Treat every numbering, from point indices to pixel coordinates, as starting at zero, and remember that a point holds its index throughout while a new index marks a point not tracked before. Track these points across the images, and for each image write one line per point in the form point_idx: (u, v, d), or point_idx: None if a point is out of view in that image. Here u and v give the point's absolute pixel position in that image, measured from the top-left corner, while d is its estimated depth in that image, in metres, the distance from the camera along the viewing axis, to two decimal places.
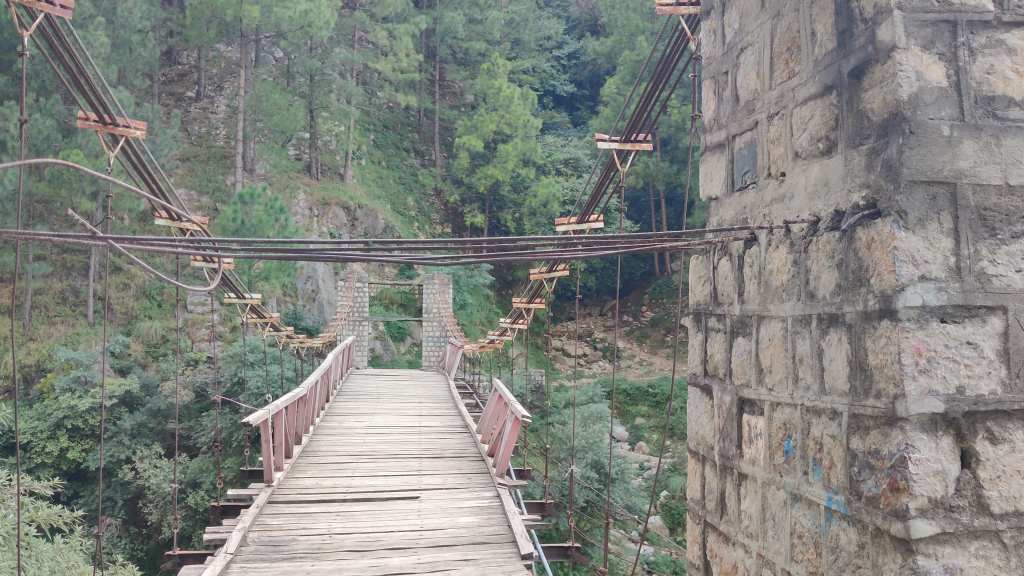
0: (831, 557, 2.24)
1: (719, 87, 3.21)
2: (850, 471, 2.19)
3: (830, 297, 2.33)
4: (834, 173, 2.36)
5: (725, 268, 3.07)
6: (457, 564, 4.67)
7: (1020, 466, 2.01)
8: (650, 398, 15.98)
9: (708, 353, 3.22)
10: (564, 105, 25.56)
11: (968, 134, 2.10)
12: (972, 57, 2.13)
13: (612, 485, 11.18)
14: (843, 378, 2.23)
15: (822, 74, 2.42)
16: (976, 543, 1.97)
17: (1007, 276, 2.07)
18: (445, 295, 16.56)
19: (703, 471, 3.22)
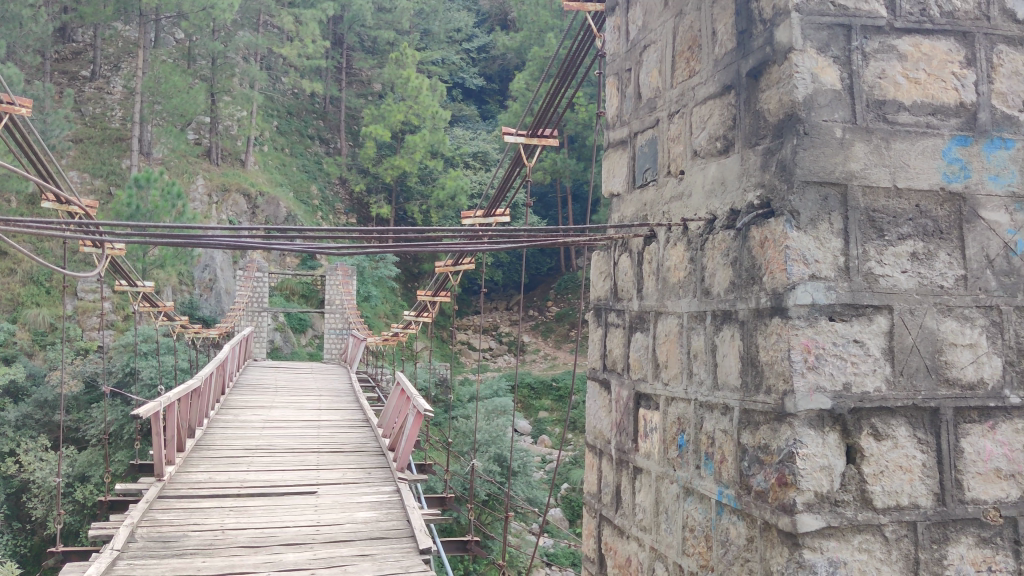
0: (721, 550, 2.27)
1: (621, 84, 3.22)
2: (740, 466, 2.21)
3: (724, 295, 2.36)
4: (730, 172, 2.39)
5: (625, 264, 3.08)
6: (353, 559, 4.59)
7: (903, 462, 2.06)
8: (554, 392, 16.11)
9: (608, 348, 3.22)
10: (473, 98, 25.44)
11: (860, 136, 2.14)
12: (865, 62, 2.17)
13: (514, 478, 11.21)
14: (735, 373, 2.26)
15: (721, 74, 2.45)
16: (859, 536, 2.01)
17: (893, 276, 2.12)
18: (348, 286, 16.30)
19: (600, 465, 3.22)
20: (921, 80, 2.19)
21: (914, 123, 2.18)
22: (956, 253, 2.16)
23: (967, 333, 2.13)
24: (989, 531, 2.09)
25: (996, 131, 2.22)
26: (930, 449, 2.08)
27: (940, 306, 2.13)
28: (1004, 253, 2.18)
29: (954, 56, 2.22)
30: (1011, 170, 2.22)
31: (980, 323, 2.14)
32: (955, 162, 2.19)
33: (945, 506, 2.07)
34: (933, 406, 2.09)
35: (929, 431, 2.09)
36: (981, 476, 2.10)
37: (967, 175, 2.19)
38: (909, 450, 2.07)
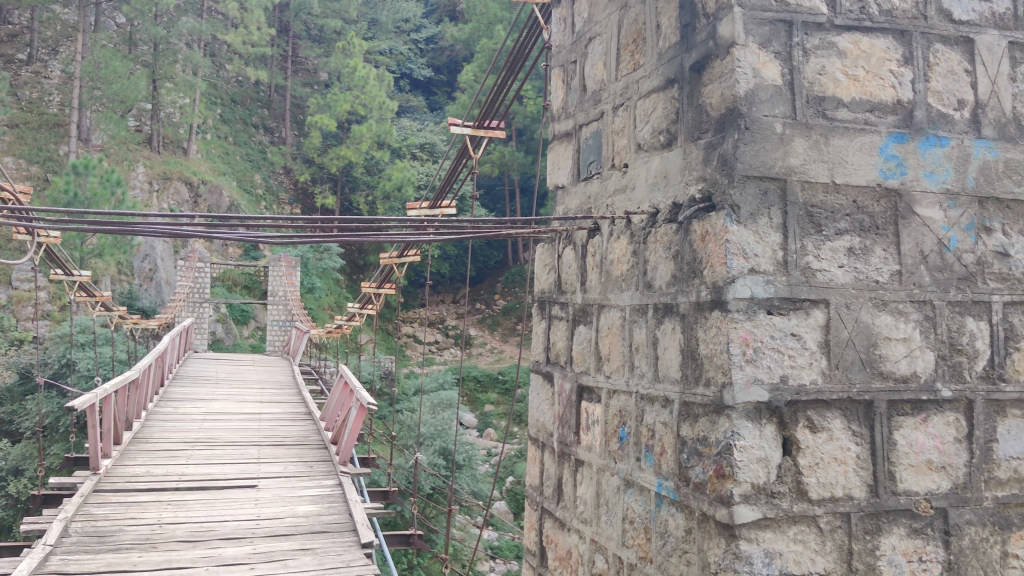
0: (660, 542, 2.29)
1: (567, 76, 3.21)
2: (679, 458, 2.22)
3: (666, 288, 2.36)
4: (673, 166, 2.40)
5: (569, 257, 3.08)
6: (294, 553, 4.54)
7: (837, 454, 2.09)
8: (500, 385, 16.12)
9: (551, 341, 3.22)
10: (421, 89, 25.26)
11: (799, 132, 2.16)
12: (806, 58, 2.19)
13: (459, 471, 11.18)
14: (676, 365, 2.27)
15: (664, 67, 2.45)
16: (794, 528, 2.03)
17: (831, 270, 2.14)
18: (292, 278, 16.07)
19: (542, 458, 3.22)
20: (860, 77, 2.21)
21: (852, 120, 2.20)
22: (892, 248, 2.19)
23: (902, 327, 2.17)
24: (921, 522, 2.12)
25: (933, 128, 2.25)
26: (864, 442, 2.11)
27: (876, 300, 2.16)
28: (938, 249, 2.22)
29: (892, 55, 2.24)
30: (945, 167, 2.25)
31: (913, 317, 2.18)
32: (893, 159, 2.21)
33: (878, 497, 2.10)
34: (867, 399, 2.12)
35: (862, 423, 2.12)
36: (913, 468, 2.13)
37: (904, 172, 2.22)
38: (844, 442, 2.10)
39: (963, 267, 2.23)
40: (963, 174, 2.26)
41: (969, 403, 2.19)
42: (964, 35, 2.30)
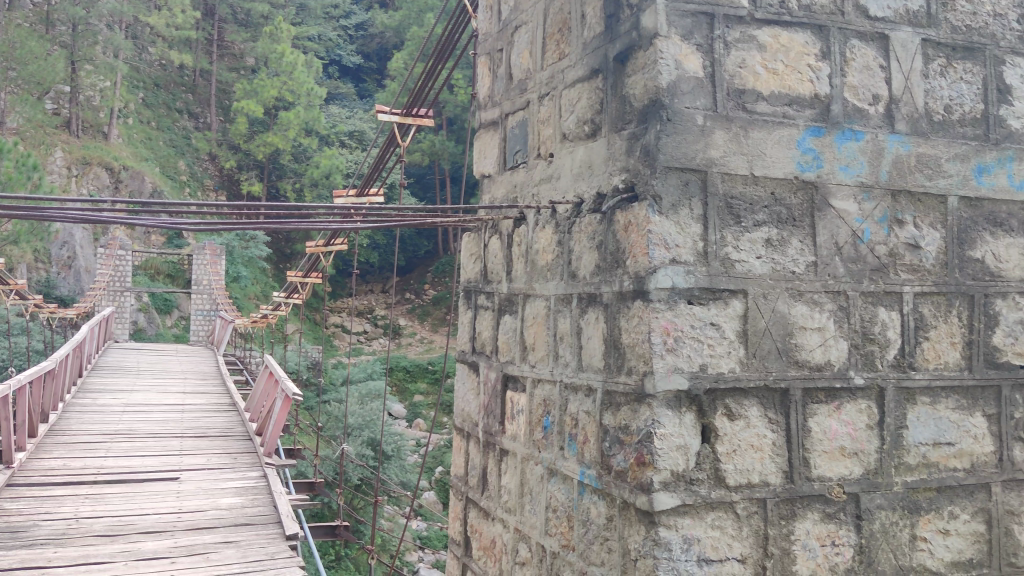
0: (582, 530, 2.30)
1: (493, 64, 3.20)
2: (602, 447, 2.24)
3: (590, 278, 2.37)
4: (597, 156, 2.41)
5: (495, 246, 3.07)
6: (216, 546, 4.45)
7: (754, 441, 2.12)
8: (430, 374, 16.06)
9: (476, 331, 3.21)
10: (350, 76, 24.91)
11: (720, 124, 2.18)
12: (726, 51, 2.21)
13: (387, 462, 11.11)
14: (599, 355, 2.28)
15: (589, 58, 2.46)
16: (712, 514, 2.07)
17: (749, 261, 2.17)
18: (217, 266, 15.69)
19: (467, 447, 3.21)
20: (778, 71, 2.24)
21: (770, 113, 2.23)
22: (808, 239, 2.24)
23: (817, 317, 2.21)
24: (834, 507, 2.18)
25: (848, 122, 2.29)
26: (780, 429, 2.15)
27: (793, 290, 2.20)
28: (852, 240, 2.27)
29: (810, 49, 2.28)
30: (860, 161, 2.30)
31: (828, 307, 2.23)
32: (809, 152, 2.25)
33: (793, 484, 2.14)
34: (783, 387, 2.16)
35: (778, 410, 2.16)
36: (826, 454, 2.18)
37: (820, 166, 2.26)
38: (760, 429, 2.14)
39: (875, 258, 2.29)
40: (877, 168, 2.31)
41: (881, 390, 2.25)
42: (880, 31, 2.35)
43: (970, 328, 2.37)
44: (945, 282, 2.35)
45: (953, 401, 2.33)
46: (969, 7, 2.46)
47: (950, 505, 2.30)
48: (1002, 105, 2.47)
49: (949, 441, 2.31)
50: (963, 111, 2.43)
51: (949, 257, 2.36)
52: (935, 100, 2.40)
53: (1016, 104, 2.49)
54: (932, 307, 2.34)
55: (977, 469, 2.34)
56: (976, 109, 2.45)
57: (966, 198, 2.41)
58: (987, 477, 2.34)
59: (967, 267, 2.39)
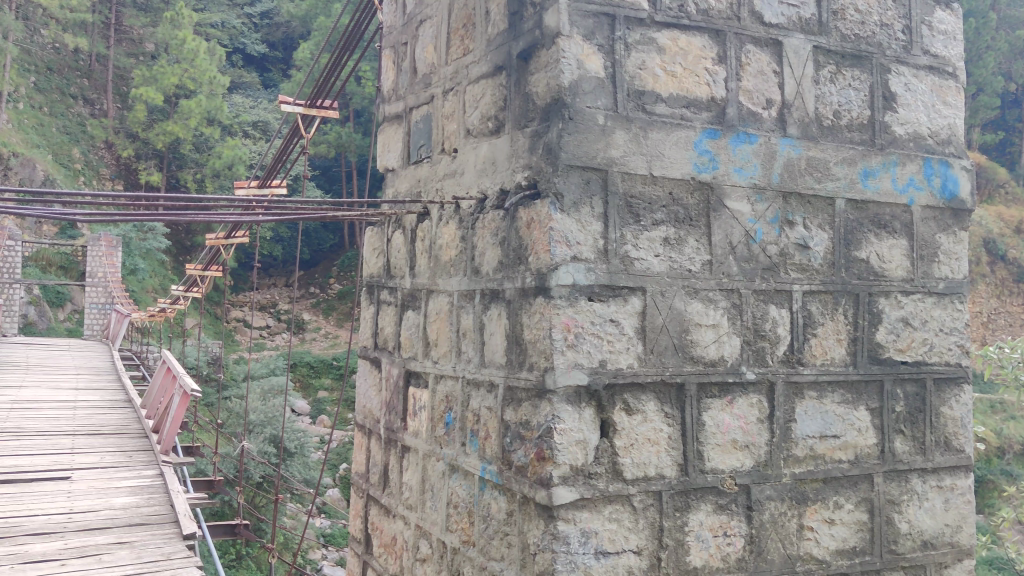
0: (483, 525, 2.31)
1: (398, 58, 3.18)
2: (503, 442, 2.25)
3: (492, 274, 2.39)
4: (500, 153, 2.41)
5: (398, 242, 3.06)
6: (110, 547, 4.32)
7: (651, 435, 2.17)
8: (335, 370, 15.87)
9: (379, 326, 3.19)
10: (254, 65, 24.14)
11: (620, 124, 2.20)
12: (627, 52, 2.23)
13: (289, 459, 10.93)
14: (501, 351, 2.30)
15: (493, 54, 2.46)
16: (610, 507, 2.09)
17: (647, 259, 2.21)
18: (113, 258, 15.02)
19: (368, 444, 3.20)
20: (677, 74, 2.28)
21: (669, 115, 2.27)
22: (704, 239, 2.29)
23: (711, 314, 2.27)
24: (725, 498, 2.24)
25: (743, 126, 2.36)
26: (675, 423, 2.20)
27: (688, 288, 2.25)
28: (745, 240, 2.34)
29: (707, 53, 2.33)
30: (754, 164, 2.37)
31: (722, 305, 2.29)
32: (705, 154, 2.31)
33: (687, 476, 2.20)
34: (679, 381, 2.21)
35: (674, 405, 2.21)
36: (719, 448, 2.25)
37: (715, 167, 2.32)
38: (657, 423, 2.18)
39: (767, 258, 2.37)
40: (769, 171, 2.39)
41: (771, 385, 2.33)
42: (774, 38, 2.42)
43: (855, 325, 2.47)
44: (832, 281, 2.45)
45: (838, 396, 2.43)
46: (857, 17, 2.56)
47: (835, 496, 2.39)
48: (887, 111, 2.59)
49: (835, 433, 2.40)
50: (851, 117, 2.53)
51: (836, 257, 2.46)
52: (824, 106, 2.49)
53: (900, 111, 2.61)
54: (820, 305, 2.43)
55: (860, 461, 2.44)
56: (863, 115, 2.55)
57: (852, 200, 2.51)
58: (870, 468, 2.44)
59: (853, 266, 2.49)
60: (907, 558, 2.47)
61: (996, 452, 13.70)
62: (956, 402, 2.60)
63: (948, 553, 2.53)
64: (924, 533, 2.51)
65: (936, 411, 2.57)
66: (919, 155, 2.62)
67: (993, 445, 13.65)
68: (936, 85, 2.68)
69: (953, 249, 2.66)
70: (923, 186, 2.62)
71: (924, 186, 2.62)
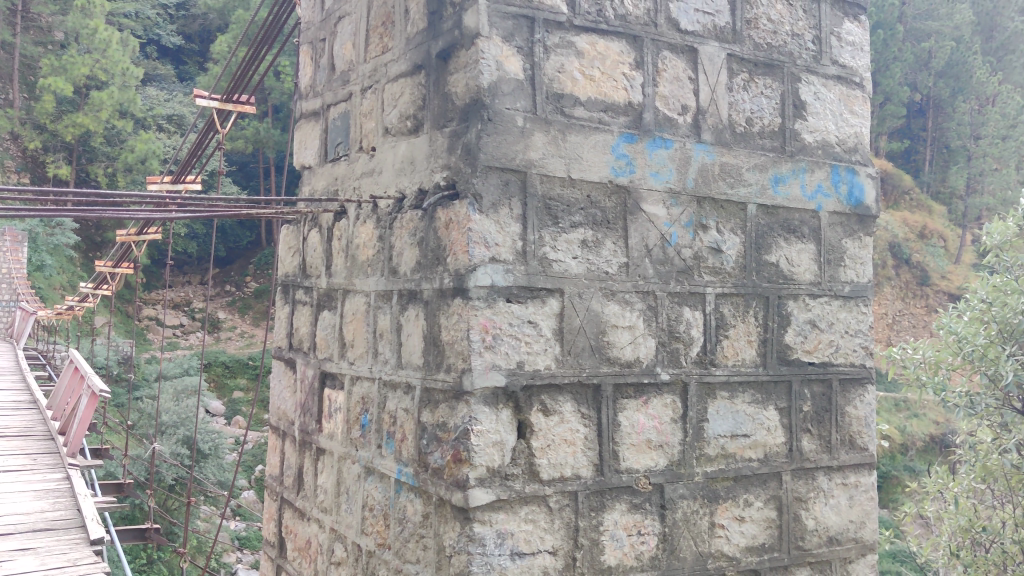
0: (398, 528, 2.30)
1: (315, 54, 3.14)
2: (419, 444, 2.24)
3: (410, 274, 2.38)
4: (419, 152, 2.40)
5: (314, 240, 3.02)
6: (12, 554, 4.16)
7: (567, 436, 2.18)
8: (250, 370, 15.59)
9: (294, 327, 3.15)
10: (170, 58, 23.47)
11: (538, 127, 2.21)
12: (546, 55, 2.24)
13: (203, 461, 10.70)
14: (418, 352, 2.29)
15: (411, 53, 2.45)
16: (526, 508, 2.10)
17: (565, 261, 2.23)
18: (18, 255, 14.60)
19: (282, 446, 3.15)
20: (595, 78, 2.30)
21: (587, 118, 2.29)
22: (620, 242, 2.32)
23: (627, 316, 2.30)
24: (640, 497, 2.27)
25: (659, 131, 2.40)
26: (591, 423, 2.22)
27: (605, 290, 2.28)
28: (661, 243, 2.38)
29: (625, 58, 2.36)
30: (669, 168, 2.40)
31: (638, 307, 2.32)
32: (623, 158, 2.33)
33: (603, 476, 2.22)
34: (595, 382, 2.24)
35: (591, 405, 2.23)
36: (634, 447, 2.28)
37: (633, 171, 2.34)
38: (573, 424, 2.20)
39: (681, 261, 2.41)
40: (684, 175, 2.43)
41: (684, 386, 2.38)
42: (689, 44, 2.47)
43: (765, 326, 2.53)
44: (743, 283, 2.51)
45: (749, 396, 2.49)
46: (769, 26, 2.62)
47: (746, 493, 2.45)
48: (797, 119, 2.66)
49: (745, 433, 2.46)
50: (763, 124, 2.59)
51: (747, 260, 2.52)
52: (737, 113, 2.55)
53: (810, 120, 2.68)
54: (732, 307, 2.49)
55: (769, 459, 2.50)
56: (774, 122, 2.61)
57: (764, 206, 2.57)
58: (778, 466, 2.51)
59: (764, 269, 2.55)
60: (813, 554, 2.54)
61: (900, 448, 14.23)
62: (860, 401, 2.70)
63: (852, 549, 2.62)
64: (830, 530, 2.59)
65: (841, 411, 2.65)
66: (827, 162, 2.70)
67: (897, 442, 14.17)
68: (844, 94, 2.76)
69: (858, 254, 2.75)
70: (830, 192, 2.70)
71: (831, 193, 2.70)
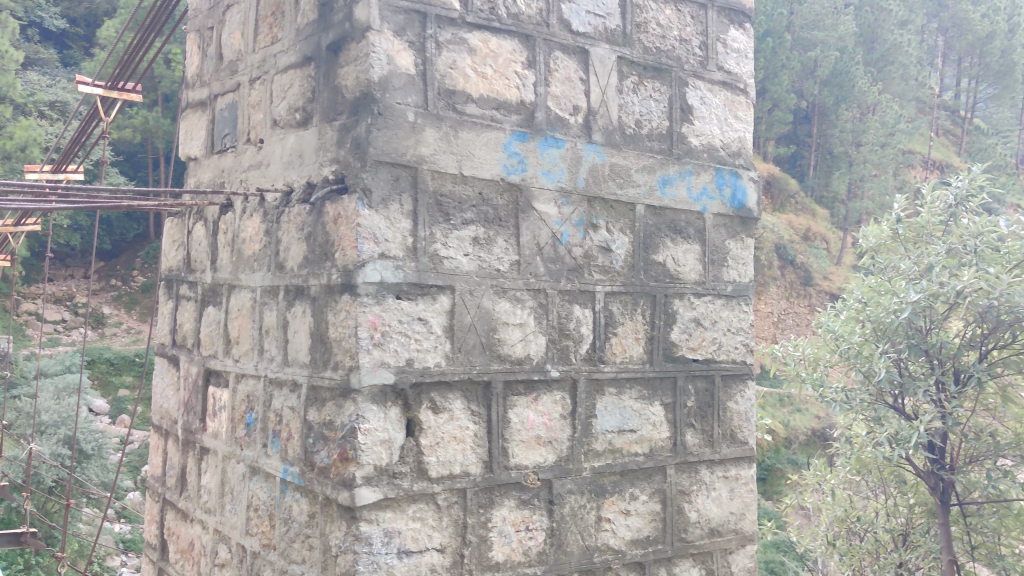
0: (283, 528, 2.26)
1: (202, 43, 3.05)
2: (305, 443, 2.20)
3: (296, 270, 2.34)
4: (307, 145, 2.36)
5: (199, 234, 2.94)
6: None
7: (456, 434, 2.18)
8: (136, 368, 15.07)
9: (177, 323, 3.05)
10: (53, 42, 22.48)
11: (430, 122, 2.19)
12: (437, 51, 2.23)
13: (85, 462, 10.30)
14: (305, 350, 2.25)
15: (301, 44, 2.41)
16: (414, 506, 2.09)
17: (456, 258, 2.22)
18: None
19: (164, 446, 3.06)
20: (487, 75, 2.31)
21: (479, 116, 2.29)
22: (512, 239, 2.33)
23: (518, 313, 2.32)
24: (528, 493, 2.29)
25: (551, 131, 2.42)
26: (481, 421, 2.23)
27: (496, 287, 2.29)
28: (551, 241, 2.40)
29: (517, 57, 2.38)
30: (561, 168, 2.43)
31: (529, 305, 2.34)
32: (514, 156, 2.34)
33: (491, 472, 2.23)
34: (486, 380, 2.24)
35: (481, 403, 2.24)
36: (524, 444, 2.29)
37: (524, 169, 2.36)
38: (462, 421, 2.20)
39: (572, 260, 2.44)
40: (575, 175, 2.46)
41: (574, 382, 2.40)
42: (581, 46, 2.50)
43: (652, 324, 2.59)
44: (631, 282, 2.56)
45: (635, 392, 2.54)
46: (658, 31, 2.68)
47: (631, 487, 2.50)
48: (683, 123, 2.72)
49: (632, 428, 2.51)
50: (651, 127, 2.64)
51: (636, 260, 2.57)
52: (627, 115, 2.60)
53: (697, 123, 2.75)
54: (620, 306, 2.53)
55: (654, 453, 2.56)
56: (662, 125, 2.67)
57: (652, 207, 2.62)
58: (663, 461, 2.57)
59: (651, 269, 2.61)
60: (695, 545, 2.61)
61: (783, 442, 14.76)
62: (741, 397, 2.78)
63: (732, 540, 2.70)
64: (712, 521, 2.67)
65: (723, 406, 2.73)
66: (712, 166, 2.77)
67: (780, 436, 14.69)
68: (729, 100, 2.85)
69: (741, 254, 2.84)
70: (715, 195, 2.77)
71: (716, 195, 2.78)
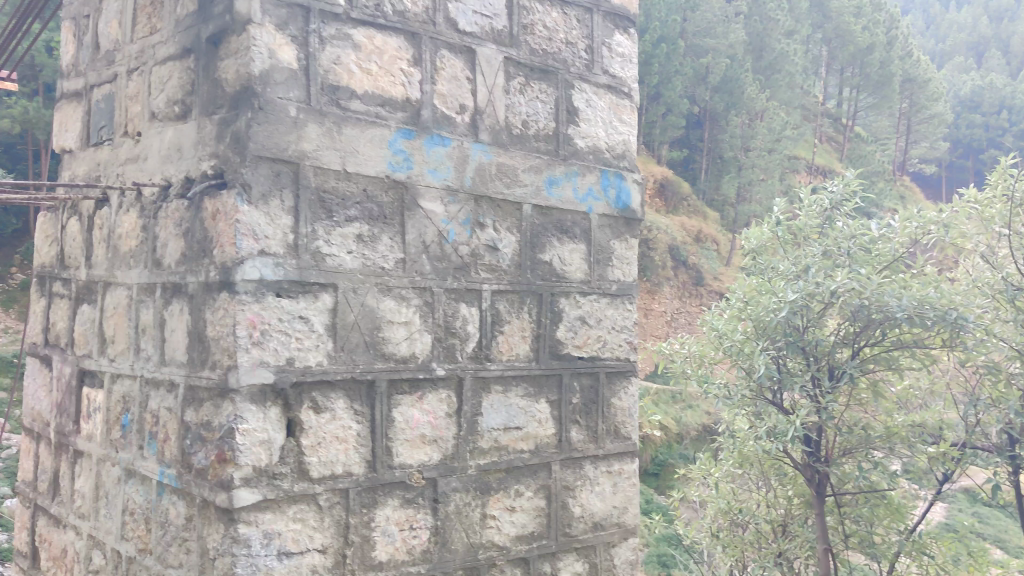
0: (159, 532, 2.20)
1: (78, 31, 2.94)
2: (182, 444, 2.15)
3: (174, 268, 2.28)
4: (186, 139, 2.30)
5: (73, 229, 2.83)
6: None
7: (339, 433, 2.16)
8: (14, 368, 14.38)
9: (50, 321, 2.94)
10: None
11: (312, 118, 2.17)
12: (321, 46, 2.20)
13: None
14: (182, 348, 2.20)
15: (180, 35, 2.35)
16: (294, 507, 2.07)
17: (339, 256, 2.20)
18: None
19: (36, 450, 2.93)
20: (372, 72, 2.29)
21: (364, 112, 2.27)
22: (398, 237, 2.32)
23: (403, 312, 2.31)
24: (412, 492, 2.29)
25: (437, 129, 2.42)
26: (364, 420, 2.21)
27: (380, 286, 2.27)
28: (437, 240, 2.40)
29: (402, 54, 2.37)
30: (447, 166, 2.43)
31: (414, 303, 2.33)
32: (400, 153, 2.33)
33: (375, 472, 2.22)
34: (369, 379, 2.23)
35: (364, 402, 2.22)
36: (408, 443, 2.29)
37: (410, 167, 2.35)
38: (345, 421, 2.18)
39: (458, 258, 2.44)
40: (462, 174, 2.46)
41: (459, 380, 2.41)
42: (467, 45, 2.51)
43: (538, 323, 2.61)
44: (517, 282, 2.58)
45: (521, 389, 2.56)
46: (544, 32, 2.71)
47: (516, 484, 2.52)
48: (570, 125, 2.76)
49: (517, 425, 2.53)
50: (538, 127, 2.67)
51: (522, 259, 2.59)
52: (514, 115, 2.62)
53: (582, 125, 2.80)
54: (507, 304, 2.55)
55: (539, 450, 2.59)
56: (548, 126, 2.70)
57: (538, 207, 2.65)
58: (548, 457, 2.60)
59: (538, 268, 2.64)
60: (578, 540, 2.65)
61: (675, 437, 15.11)
62: (624, 393, 2.84)
63: (615, 533, 2.75)
64: (594, 516, 2.71)
65: (607, 403, 2.78)
66: (597, 167, 2.82)
67: (671, 432, 15.05)
68: (614, 103, 2.90)
69: (625, 254, 2.90)
70: (600, 196, 2.82)
71: (601, 196, 2.83)
